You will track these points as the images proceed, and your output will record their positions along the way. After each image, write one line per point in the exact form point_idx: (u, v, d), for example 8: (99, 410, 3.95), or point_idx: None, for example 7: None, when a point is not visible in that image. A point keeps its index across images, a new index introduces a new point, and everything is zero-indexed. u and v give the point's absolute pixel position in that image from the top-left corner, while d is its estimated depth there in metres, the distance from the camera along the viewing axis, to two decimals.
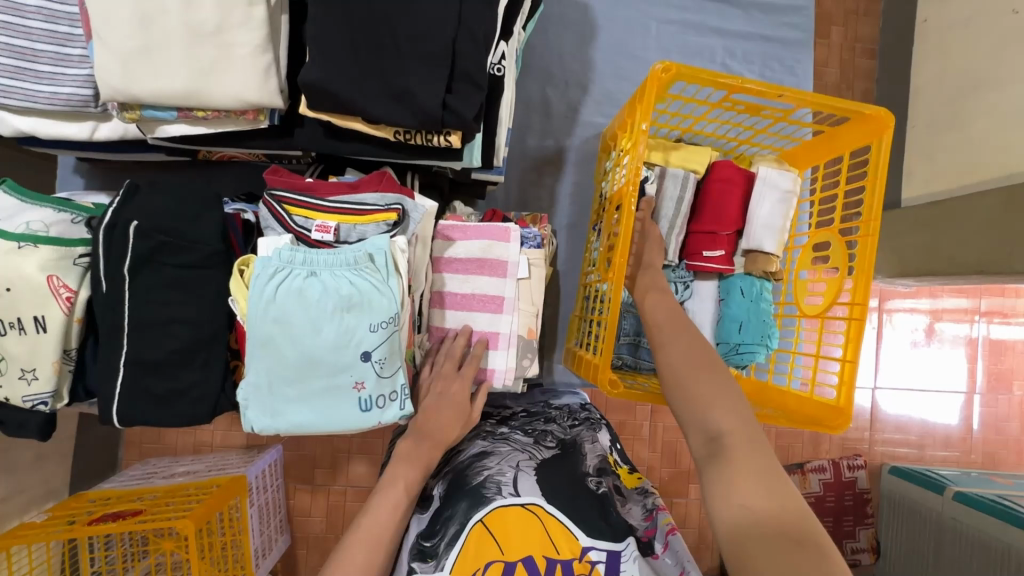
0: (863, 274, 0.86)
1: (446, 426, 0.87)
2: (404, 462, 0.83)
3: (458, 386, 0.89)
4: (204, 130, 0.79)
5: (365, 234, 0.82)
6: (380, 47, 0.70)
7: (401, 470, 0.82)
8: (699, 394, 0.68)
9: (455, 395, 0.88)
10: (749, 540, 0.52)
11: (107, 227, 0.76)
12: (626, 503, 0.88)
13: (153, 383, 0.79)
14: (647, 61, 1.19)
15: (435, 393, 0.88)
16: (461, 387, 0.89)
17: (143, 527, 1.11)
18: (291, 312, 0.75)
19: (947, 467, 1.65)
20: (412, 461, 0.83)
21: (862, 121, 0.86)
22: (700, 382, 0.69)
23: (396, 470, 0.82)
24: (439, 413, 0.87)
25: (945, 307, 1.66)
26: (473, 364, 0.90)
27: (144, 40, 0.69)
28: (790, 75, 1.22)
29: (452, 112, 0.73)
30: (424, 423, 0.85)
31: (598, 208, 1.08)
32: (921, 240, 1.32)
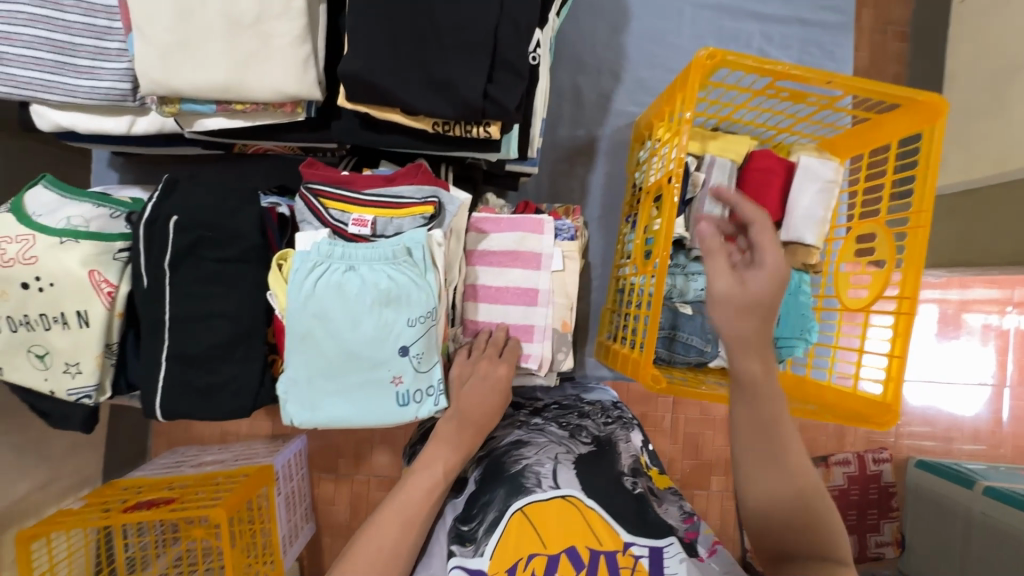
0: (913, 266, 0.83)
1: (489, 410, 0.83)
2: (444, 444, 0.77)
3: (503, 368, 0.87)
4: (242, 122, 0.78)
5: (401, 227, 0.81)
6: (421, 37, 0.68)
7: (438, 453, 0.76)
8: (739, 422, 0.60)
9: (500, 378, 0.86)
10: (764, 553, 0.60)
11: (148, 221, 0.77)
12: (662, 504, 0.87)
13: (195, 377, 0.80)
14: (681, 47, 1.16)
15: (478, 374, 0.85)
16: (506, 372, 0.87)
17: (176, 515, 1.12)
18: (330, 306, 0.74)
19: (974, 461, 1.62)
20: (452, 445, 0.78)
21: (913, 108, 0.83)
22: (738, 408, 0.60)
23: (432, 452, 0.77)
24: (483, 396, 0.83)
25: (974, 297, 1.62)
26: (512, 351, 0.90)
27: (184, 32, 0.68)
28: (829, 60, 1.18)
29: (494, 102, 0.71)
30: (467, 406, 0.82)
31: (631, 199, 1.06)
32: (957, 229, 1.27)
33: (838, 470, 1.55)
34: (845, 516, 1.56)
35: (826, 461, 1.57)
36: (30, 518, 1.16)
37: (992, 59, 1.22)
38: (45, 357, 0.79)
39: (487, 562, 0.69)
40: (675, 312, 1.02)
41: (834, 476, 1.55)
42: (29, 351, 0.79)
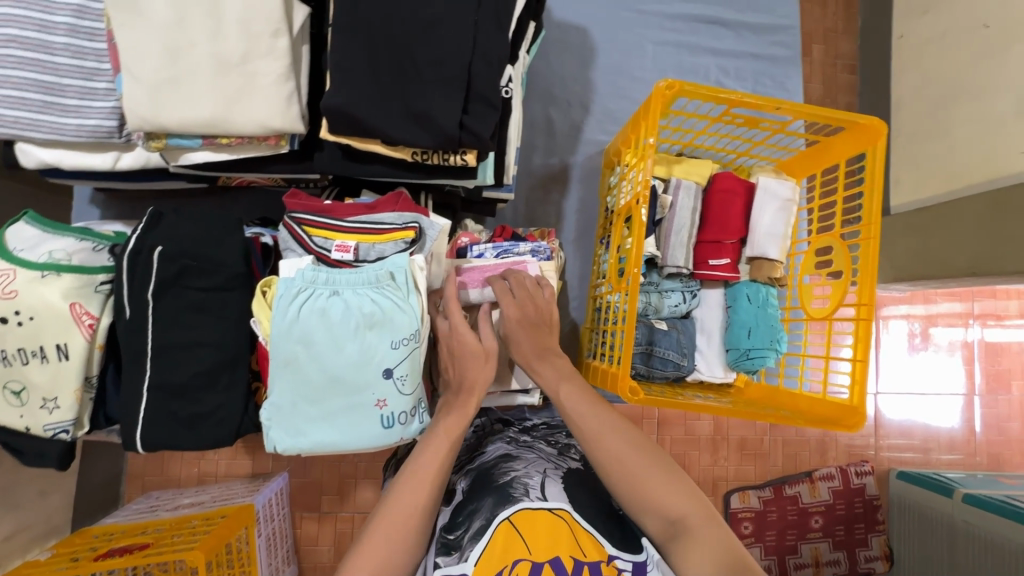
0: (867, 277, 0.89)
1: (473, 371, 0.83)
2: (446, 412, 0.81)
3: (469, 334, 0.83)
4: (227, 156, 0.80)
5: (384, 252, 0.84)
6: (400, 73, 0.73)
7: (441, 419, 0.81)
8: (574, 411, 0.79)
9: (461, 341, 0.83)
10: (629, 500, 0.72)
11: (131, 253, 0.77)
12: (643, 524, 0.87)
13: (178, 407, 0.80)
14: (645, 81, 1.24)
15: (449, 356, 0.86)
16: (462, 333, 0.84)
17: (153, 561, 1.08)
18: (314, 331, 0.76)
19: (953, 470, 1.66)
20: (457, 410, 0.81)
21: (857, 130, 0.90)
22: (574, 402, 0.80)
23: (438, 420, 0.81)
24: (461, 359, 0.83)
25: (939, 311, 1.70)
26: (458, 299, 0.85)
27: (173, 72, 0.71)
28: (780, 90, 1.28)
29: (470, 132, 0.76)
30: (454, 372, 0.85)
31: (604, 222, 1.11)
32: (910, 245, 1.36)
33: (823, 485, 1.57)
34: (833, 532, 1.57)
35: (811, 476, 1.59)
36: None
37: (930, 89, 1.33)
38: (21, 393, 0.78)
39: (470, 567, 0.70)
40: (651, 327, 1.05)
41: (819, 492, 1.57)
42: (4, 388, 0.78)
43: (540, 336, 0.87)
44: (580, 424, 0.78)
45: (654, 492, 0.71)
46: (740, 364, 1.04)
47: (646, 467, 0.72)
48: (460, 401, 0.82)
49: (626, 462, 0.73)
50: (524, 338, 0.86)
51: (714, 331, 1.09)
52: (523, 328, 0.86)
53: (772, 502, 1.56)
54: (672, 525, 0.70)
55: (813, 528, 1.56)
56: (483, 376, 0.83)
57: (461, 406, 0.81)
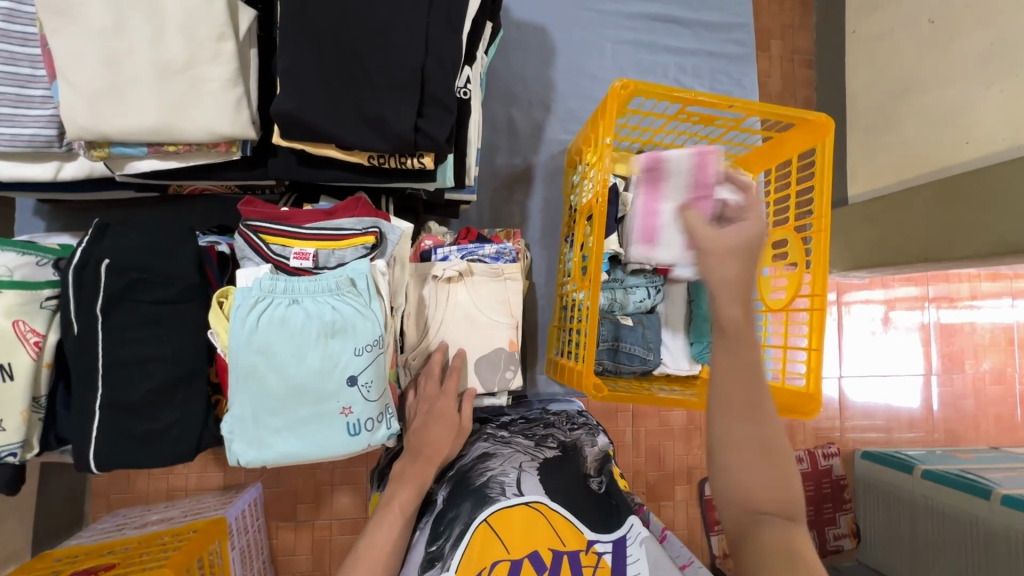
0: (819, 267, 0.92)
1: (436, 440, 0.85)
2: (402, 481, 0.81)
3: (443, 402, 0.90)
4: (176, 164, 0.78)
5: (344, 259, 0.83)
6: (351, 77, 0.72)
7: (395, 490, 0.81)
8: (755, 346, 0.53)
9: (443, 408, 0.89)
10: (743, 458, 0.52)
11: (77, 266, 0.74)
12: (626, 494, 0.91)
13: (132, 425, 0.77)
14: (605, 80, 1.25)
15: (423, 412, 0.89)
16: (447, 403, 0.89)
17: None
18: (274, 341, 0.75)
19: (913, 447, 1.74)
20: (411, 481, 0.81)
21: (806, 127, 0.93)
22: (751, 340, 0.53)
23: (392, 489, 0.81)
24: (429, 430, 0.87)
25: (897, 296, 1.76)
26: (458, 374, 0.93)
27: (113, 78, 0.69)
28: (737, 87, 1.31)
29: (425, 135, 0.75)
30: (417, 441, 0.85)
31: (568, 220, 1.12)
32: (869, 235, 1.39)
33: None
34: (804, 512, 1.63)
35: None
36: None
37: (880, 84, 1.38)
38: None
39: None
40: (617, 324, 1.06)
41: None
42: None
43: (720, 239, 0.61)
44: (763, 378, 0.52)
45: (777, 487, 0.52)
46: (704, 357, 1.07)
47: (776, 480, 0.51)
48: (417, 467, 0.83)
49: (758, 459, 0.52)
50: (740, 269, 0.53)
51: (678, 325, 1.11)
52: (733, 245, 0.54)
53: None
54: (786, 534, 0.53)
55: None
56: (442, 450, 0.86)
57: (416, 475, 0.82)
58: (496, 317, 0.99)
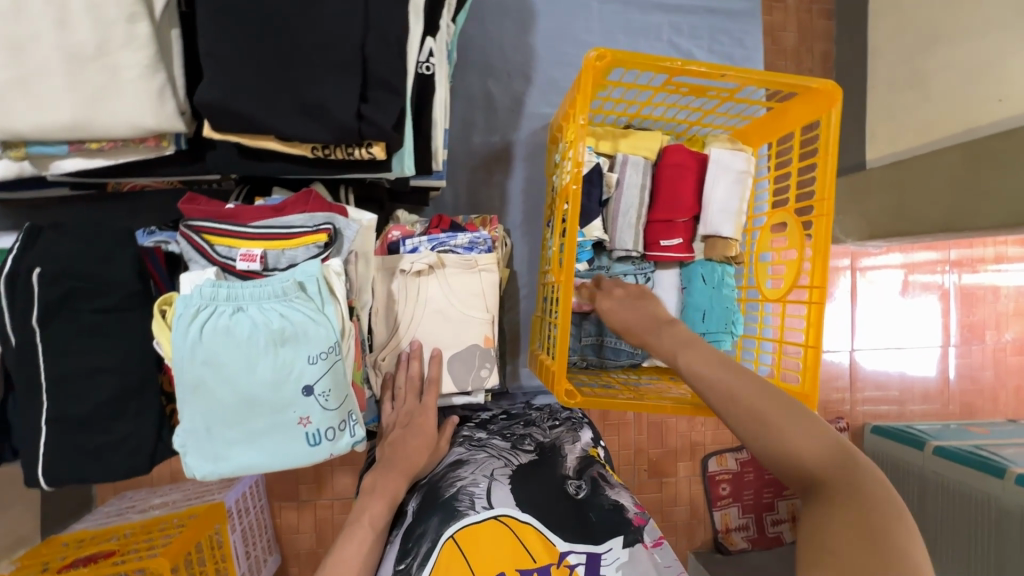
0: (819, 255, 0.82)
1: (411, 454, 0.82)
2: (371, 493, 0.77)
3: (423, 416, 0.86)
4: (103, 162, 0.71)
5: (295, 259, 0.77)
6: (280, 58, 0.64)
7: (366, 503, 0.76)
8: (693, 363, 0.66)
9: (422, 424, 0.85)
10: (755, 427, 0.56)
11: (8, 277, 0.70)
12: (613, 488, 0.84)
13: (82, 439, 0.74)
14: (590, 44, 1.13)
15: (401, 425, 0.85)
16: (427, 417, 0.86)
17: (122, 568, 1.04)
18: (220, 352, 0.70)
19: (927, 420, 1.67)
20: (378, 493, 0.77)
21: (810, 97, 0.82)
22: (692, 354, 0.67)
23: (360, 504, 0.76)
24: (405, 444, 0.83)
25: (916, 262, 1.65)
26: (436, 390, 0.89)
27: (17, 70, 0.62)
28: (739, 47, 1.18)
29: (369, 123, 0.67)
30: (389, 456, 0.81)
31: (550, 202, 1.04)
32: (888, 202, 1.26)
33: None
34: None
35: None
36: None
37: (903, 38, 1.24)
38: None
39: None
40: (602, 316, 1.01)
41: None
42: None
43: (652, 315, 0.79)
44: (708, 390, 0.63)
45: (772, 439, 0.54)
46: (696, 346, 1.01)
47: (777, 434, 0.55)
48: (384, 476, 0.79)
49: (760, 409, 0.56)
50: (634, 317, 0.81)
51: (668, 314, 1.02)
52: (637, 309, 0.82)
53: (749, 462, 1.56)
54: (809, 493, 0.50)
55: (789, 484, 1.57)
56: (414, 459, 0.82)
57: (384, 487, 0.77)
58: (469, 311, 0.93)
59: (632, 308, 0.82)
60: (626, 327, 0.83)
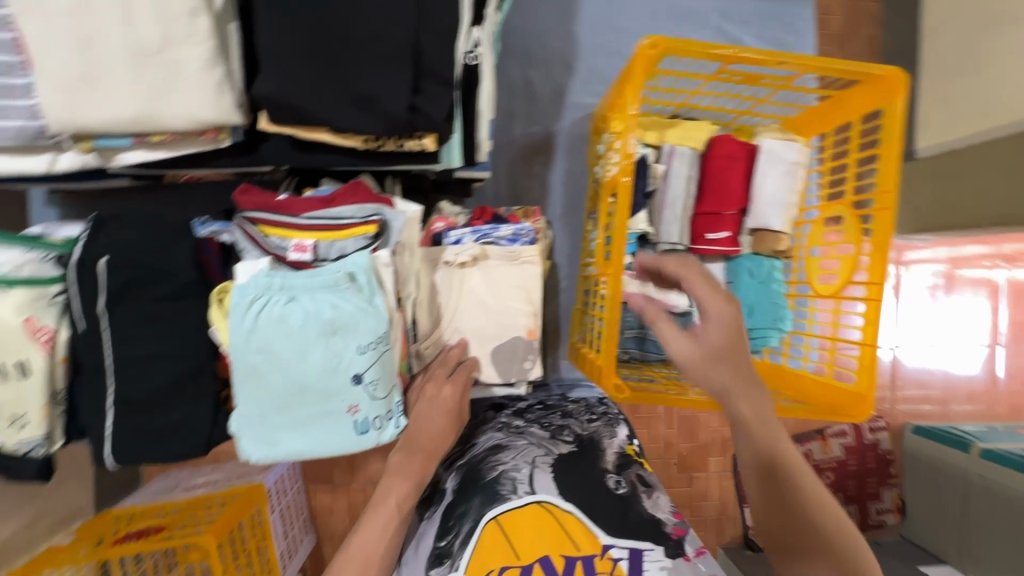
0: (879, 250, 0.80)
1: (436, 438, 0.83)
2: (396, 475, 0.80)
3: (449, 390, 0.85)
4: (164, 155, 0.74)
5: (344, 250, 0.78)
6: (334, 51, 0.64)
7: (393, 484, 0.80)
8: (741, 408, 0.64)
9: (447, 397, 0.84)
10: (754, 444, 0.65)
11: (78, 264, 0.74)
12: (651, 496, 0.81)
13: (144, 421, 0.77)
14: (634, 32, 1.11)
15: (425, 397, 0.84)
16: (453, 392, 0.85)
17: (169, 544, 1.11)
18: (274, 340, 0.71)
19: (972, 421, 1.60)
20: (405, 473, 0.80)
21: (872, 84, 0.79)
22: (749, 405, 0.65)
23: (386, 483, 0.80)
24: (431, 419, 0.83)
25: (965, 256, 1.57)
26: (467, 372, 0.88)
27: (85, 65, 0.63)
28: (790, 33, 1.14)
29: (422, 114, 0.68)
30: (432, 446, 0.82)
31: (592, 194, 1.03)
32: (940, 192, 1.24)
33: (835, 441, 1.52)
34: (845, 486, 1.53)
35: (822, 433, 1.54)
36: (20, 557, 1.10)
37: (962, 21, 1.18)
38: None
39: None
40: None
41: (832, 448, 1.52)
42: None
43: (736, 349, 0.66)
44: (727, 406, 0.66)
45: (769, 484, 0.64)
46: None
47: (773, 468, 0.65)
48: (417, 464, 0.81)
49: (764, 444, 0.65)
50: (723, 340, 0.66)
51: None
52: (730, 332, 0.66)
53: None
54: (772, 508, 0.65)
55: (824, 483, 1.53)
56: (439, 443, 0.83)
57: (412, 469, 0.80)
58: (512, 303, 0.92)
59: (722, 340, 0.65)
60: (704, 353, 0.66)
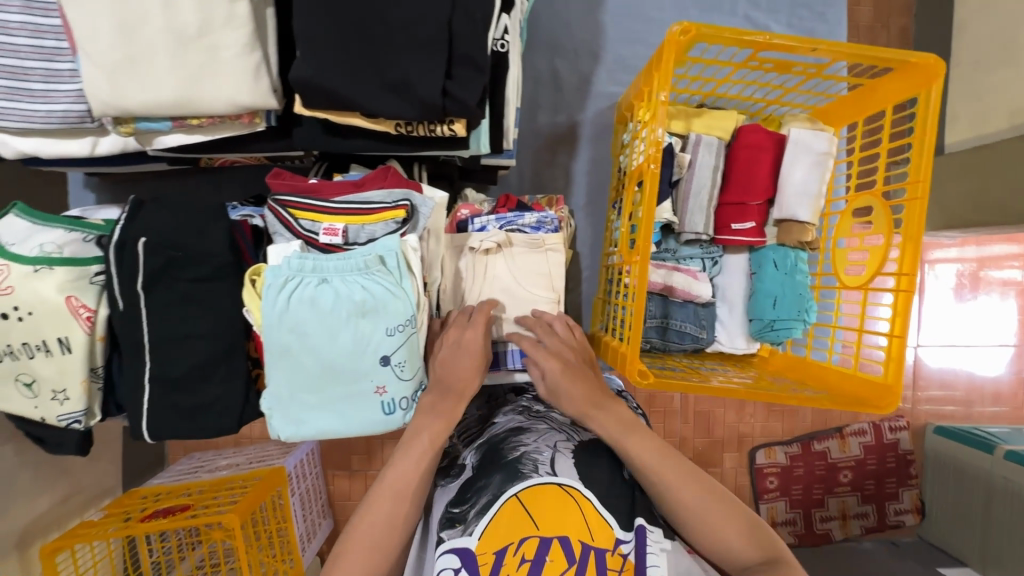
0: (911, 240, 0.79)
1: (465, 376, 0.81)
2: (428, 414, 0.77)
3: (471, 334, 0.83)
4: (201, 138, 0.75)
5: (374, 234, 0.80)
6: (371, 37, 0.65)
7: (424, 422, 0.77)
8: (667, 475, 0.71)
9: (469, 342, 0.82)
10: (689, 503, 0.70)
11: (117, 245, 0.75)
12: None
13: (179, 398, 0.79)
14: (662, 21, 1.10)
15: (448, 345, 0.82)
16: (475, 335, 0.82)
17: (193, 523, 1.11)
18: (305, 319, 0.73)
19: (996, 423, 1.57)
20: (437, 413, 0.77)
21: (908, 71, 0.78)
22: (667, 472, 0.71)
23: (418, 422, 0.77)
24: (454, 362, 0.81)
25: (992, 255, 1.54)
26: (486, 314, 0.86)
27: (129, 49, 0.65)
28: (821, 22, 1.12)
29: (454, 100, 0.68)
30: None
31: (617, 183, 1.03)
32: (968, 189, 1.18)
33: (853, 440, 1.50)
34: (863, 486, 1.51)
35: (841, 432, 1.52)
36: (53, 531, 1.14)
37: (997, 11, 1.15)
38: (32, 385, 0.80)
39: (476, 544, 0.70)
40: (667, 300, 0.98)
41: (849, 447, 1.51)
42: (17, 380, 0.80)
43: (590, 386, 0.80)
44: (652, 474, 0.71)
45: (719, 533, 0.69)
46: (764, 335, 0.98)
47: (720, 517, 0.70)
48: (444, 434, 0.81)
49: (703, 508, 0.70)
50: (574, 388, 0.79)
51: (737, 300, 1.01)
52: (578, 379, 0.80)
53: (800, 457, 1.51)
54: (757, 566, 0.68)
55: (841, 482, 1.51)
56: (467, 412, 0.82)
57: None
58: (534, 290, 0.94)
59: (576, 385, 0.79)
60: (558, 389, 0.81)
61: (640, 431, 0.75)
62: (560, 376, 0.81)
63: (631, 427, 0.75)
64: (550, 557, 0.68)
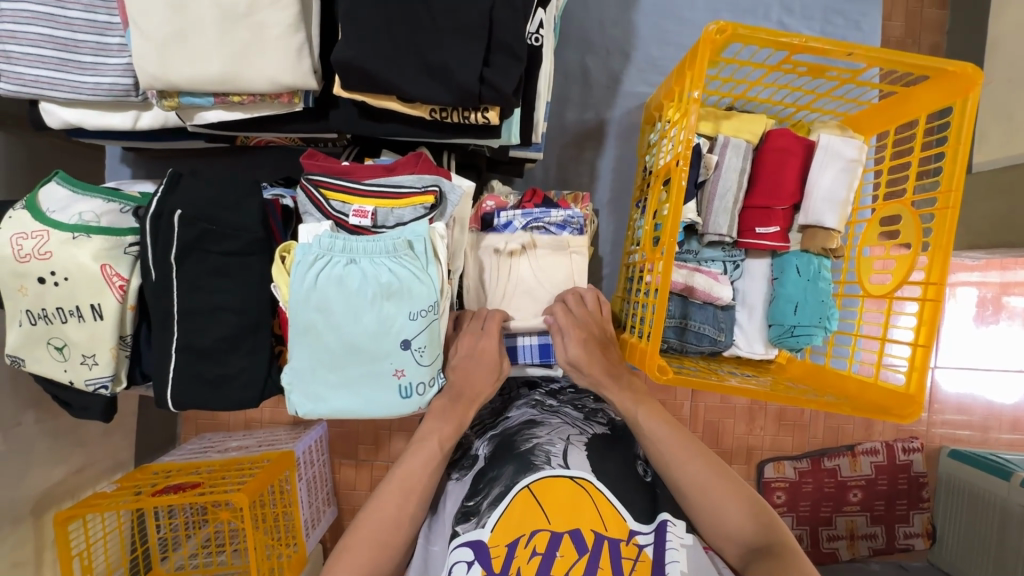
0: (940, 250, 0.78)
1: (476, 383, 0.84)
2: (437, 418, 0.80)
3: (486, 343, 0.86)
4: (241, 115, 0.78)
5: (402, 218, 0.81)
6: (415, 22, 0.67)
7: (433, 426, 0.80)
8: (673, 450, 0.75)
9: (485, 352, 0.85)
10: (695, 477, 0.72)
11: (153, 215, 0.78)
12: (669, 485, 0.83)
13: (204, 368, 0.81)
14: (694, 23, 1.11)
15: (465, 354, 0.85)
16: (490, 343, 0.85)
17: (203, 500, 1.12)
18: (331, 298, 0.74)
19: (1013, 451, 1.53)
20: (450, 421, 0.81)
21: (945, 79, 0.77)
22: (677, 445, 0.75)
23: (428, 425, 0.80)
24: (470, 373, 0.84)
25: (1016, 280, 1.51)
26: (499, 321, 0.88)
27: (180, 24, 0.68)
28: (855, 30, 1.11)
29: (490, 86, 0.69)
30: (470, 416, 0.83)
31: (642, 182, 1.03)
32: (992, 211, 1.16)
33: (865, 459, 1.48)
34: (873, 506, 1.49)
35: (853, 450, 1.50)
36: (66, 501, 1.15)
37: None
38: (63, 349, 0.82)
39: (487, 534, 0.70)
40: (686, 301, 0.99)
41: (860, 466, 1.48)
42: (49, 344, 0.82)
43: (609, 355, 0.86)
44: (658, 445, 0.75)
45: (721, 508, 0.71)
46: (783, 341, 0.97)
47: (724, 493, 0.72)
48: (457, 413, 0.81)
49: (706, 486, 0.72)
50: (596, 360, 0.84)
51: (757, 305, 1.01)
52: (596, 350, 0.85)
53: (809, 473, 1.49)
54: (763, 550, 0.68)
55: (850, 501, 1.48)
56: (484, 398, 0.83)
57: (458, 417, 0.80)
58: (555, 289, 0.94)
59: (594, 355, 0.84)
60: (576, 362, 0.84)
61: (652, 404, 0.81)
62: (582, 350, 0.84)
63: (642, 399, 0.81)
64: (561, 552, 0.68)
